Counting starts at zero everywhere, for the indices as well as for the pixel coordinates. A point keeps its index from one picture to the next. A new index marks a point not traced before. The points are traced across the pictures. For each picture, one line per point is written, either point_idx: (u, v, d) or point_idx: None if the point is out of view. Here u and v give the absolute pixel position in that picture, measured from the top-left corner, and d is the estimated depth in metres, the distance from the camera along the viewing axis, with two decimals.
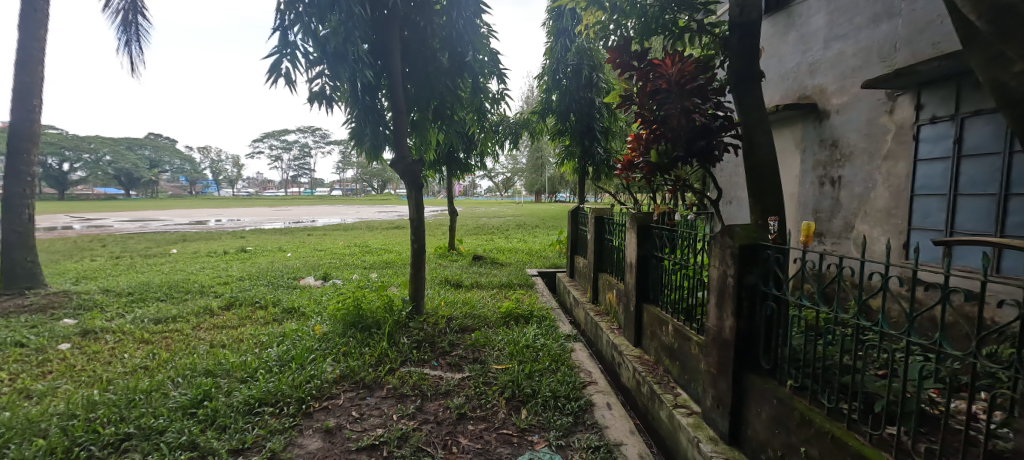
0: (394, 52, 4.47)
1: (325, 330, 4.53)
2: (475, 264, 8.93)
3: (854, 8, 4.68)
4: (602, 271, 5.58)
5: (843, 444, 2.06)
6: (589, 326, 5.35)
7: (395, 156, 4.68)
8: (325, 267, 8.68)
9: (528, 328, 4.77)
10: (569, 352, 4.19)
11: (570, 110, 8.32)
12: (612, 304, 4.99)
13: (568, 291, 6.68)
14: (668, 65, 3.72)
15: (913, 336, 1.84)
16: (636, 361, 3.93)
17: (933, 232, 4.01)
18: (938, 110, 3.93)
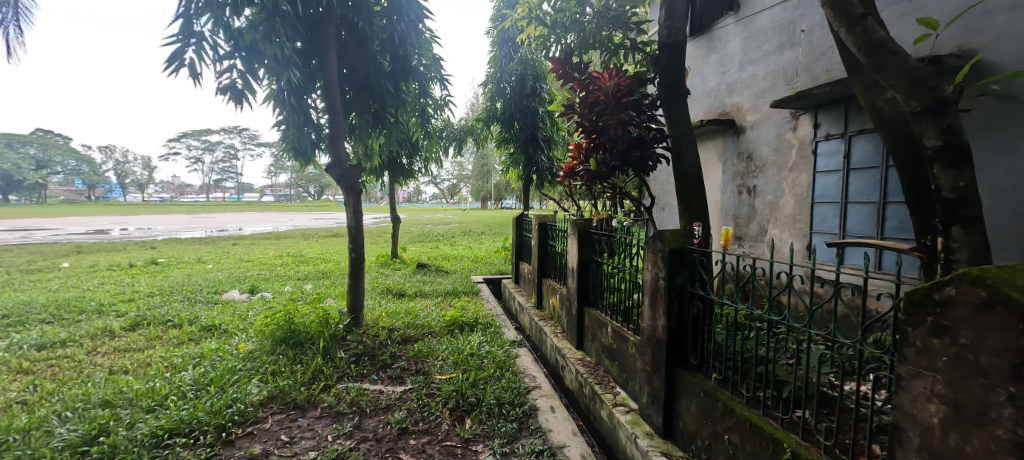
0: (332, 53, 4.37)
1: (251, 347, 4.26)
2: (420, 272, 8.81)
3: (763, 36, 5.20)
4: (546, 277, 5.72)
5: (758, 429, 2.27)
6: (533, 331, 5.46)
7: (331, 161, 4.53)
8: (252, 279, 8.16)
9: (472, 336, 4.77)
10: (513, 358, 4.25)
11: (514, 118, 8.48)
12: (555, 308, 5.13)
13: (512, 297, 6.77)
14: (606, 78, 3.85)
15: (813, 328, 2.08)
16: (578, 363, 4.06)
17: (831, 235, 4.52)
18: (831, 129, 4.45)
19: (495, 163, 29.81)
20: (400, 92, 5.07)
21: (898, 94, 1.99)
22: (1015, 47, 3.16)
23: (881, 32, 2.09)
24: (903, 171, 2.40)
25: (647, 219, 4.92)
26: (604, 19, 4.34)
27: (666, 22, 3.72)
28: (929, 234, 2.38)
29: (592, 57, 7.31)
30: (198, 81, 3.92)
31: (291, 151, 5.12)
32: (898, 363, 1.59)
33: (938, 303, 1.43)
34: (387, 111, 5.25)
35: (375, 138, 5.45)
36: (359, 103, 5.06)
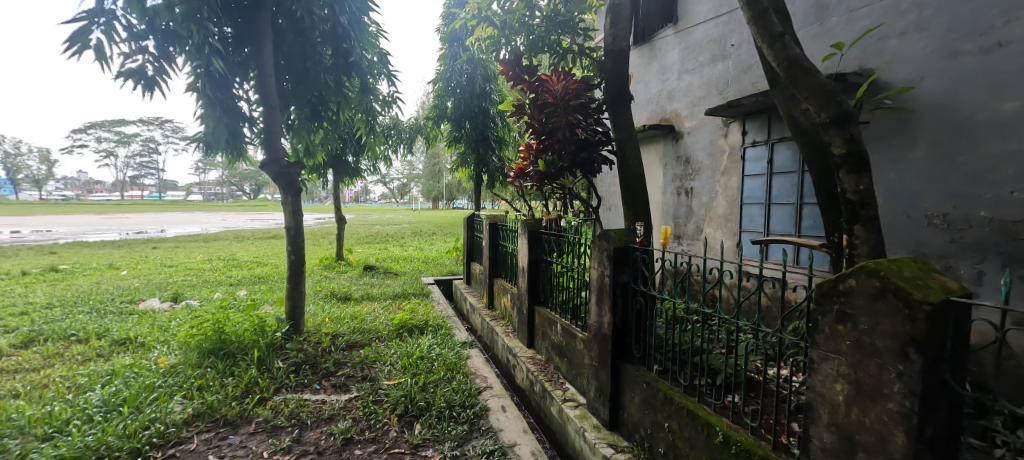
0: (268, 41, 4.17)
1: (174, 361, 3.96)
2: (367, 275, 8.57)
3: (699, 48, 5.55)
4: (497, 276, 5.76)
5: (694, 415, 2.42)
6: (485, 331, 5.49)
7: (267, 158, 4.32)
8: (175, 286, 7.57)
9: (422, 339, 4.72)
10: (464, 360, 4.26)
11: (465, 118, 8.48)
12: (507, 308, 5.19)
13: (464, 298, 6.77)
14: (554, 81, 3.96)
15: (742, 319, 2.26)
16: (529, 361, 4.14)
17: (757, 233, 4.90)
18: (756, 136, 4.83)
19: (446, 163, 29.54)
20: (344, 87, 4.89)
21: (811, 105, 2.21)
22: (905, 69, 3.58)
23: (796, 49, 2.31)
24: (816, 175, 2.66)
25: (594, 219, 5.09)
26: (553, 23, 4.46)
27: (612, 29, 3.89)
28: (838, 232, 2.65)
29: (542, 60, 7.45)
30: (104, 65, 3.60)
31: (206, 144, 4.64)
32: (811, 348, 1.76)
33: (843, 293, 1.60)
34: (328, 106, 5.05)
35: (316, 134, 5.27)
36: (298, 97, 4.87)
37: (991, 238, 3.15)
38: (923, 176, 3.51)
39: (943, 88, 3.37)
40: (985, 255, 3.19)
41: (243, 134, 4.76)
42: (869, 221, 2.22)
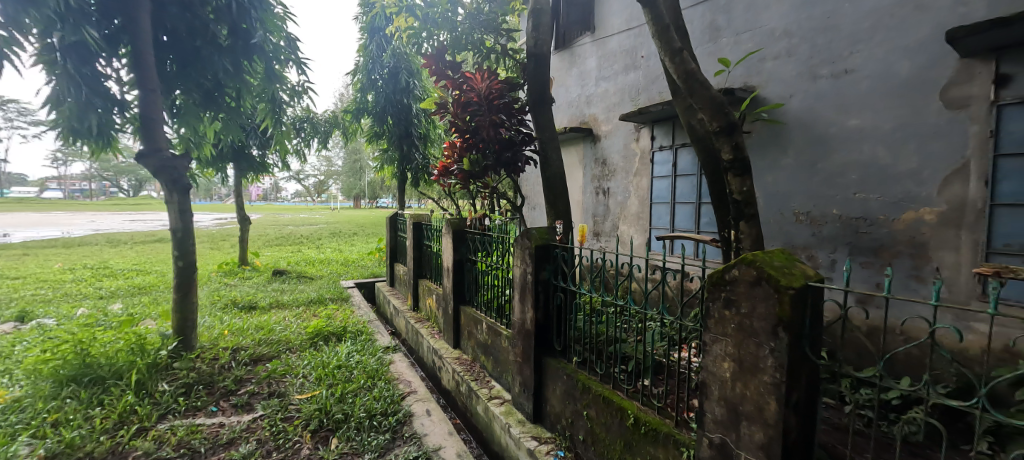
0: (145, 14, 3.74)
1: (16, 394, 3.28)
2: (277, 280, 7.97)
3: (613, 57, 5.90)
4: (421, 277, 5.67)
5: (609, 401, 2.60)
6: (409, 334, 5.38)
7: (144, 148, 3.83)
8: (23, 303, 6.41)
9: (339, 346, 4.52)
10: (387, 365, 4.15)
11: (387, 113, 8.23)
12: (432, 309, 5.13)
13: (387, 301, 6.57)
14: (478, 80, 3.97)
15: (650, 309, 2.46)
16: (454, 362, 4.13)
17: (664, 230, 5.33)
18: (663, 141, 5.25)
19: (367, 161, 28.38)
20: (244, 71, 4.47)
21: (704, 114, 2.49)
22: (778, 87, 4.11)
23: (692, 64, 2.58)
24: (710, 177, 2.98)
25: (518, 218, 5.20)
26: (476, 22, 4.49)
27: (534, 33, 4.02)
28: (727, 228, 2.99)
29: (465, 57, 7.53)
30: None
31: (70, 132, 3.99)
32: (704, 332, 1.98)
33: (727, 282, 1.82)
34: (226, 92, 4.61)
35: (209, 123, 4.77)
36: (187, 78, 4.40)
37: (841, 232, 3.73)
38: (792, 180, 4.05)
39: (805, 105, 3.92)
40: (837, 246, 3.77)
41: (114, 118, 4.20)
42: (751, 218, 2.55)
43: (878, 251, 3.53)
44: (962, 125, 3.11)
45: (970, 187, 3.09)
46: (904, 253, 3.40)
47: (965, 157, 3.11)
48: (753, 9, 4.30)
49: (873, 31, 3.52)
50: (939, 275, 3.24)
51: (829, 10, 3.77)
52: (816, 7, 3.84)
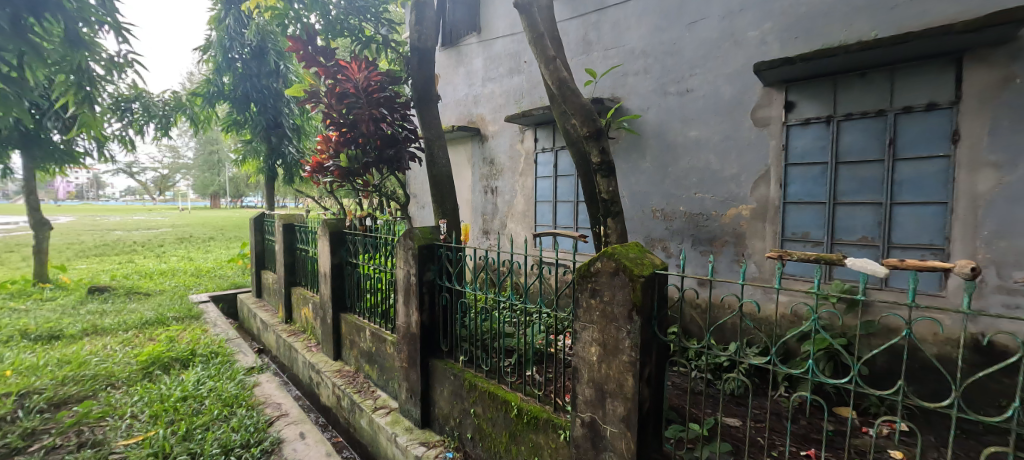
0: None
1: None
2: (97, 300, 6.59)
3: (498, 60, 6.06)
4: (295, 285, 5.20)
5: (494, 396, 2.68)
6: (280, 350, 4.90)
7: None
8: None
9: (186, 374, 3.93)
10: (250, 389, 3.73)
11: (250, 99, 7.32)
12: (308, 319, 4.74)
13: (253, 314, 5.90)
14: (355, 70, 3.77)
15: (531, 304, 2.61)
16: (334, 375, 3.87)
17: (547, 227, 5.64)
18: (546, 143, 5.54)
19: (227, 156, 25.07)
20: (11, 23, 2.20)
21: (577, 119, 2.74)
22: (639, 99, 4.62)
23: (564, 73, 2.78)
24: (583, 177, 3.25)
25: (404, 219, 5.06)
26: (352, 8, 4.27)
27: (417, 27, 3.95)
28: (598, 224, 3.29)
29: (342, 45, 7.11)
30: None
31: None
32: (575, 322, 2.16)
33: (593, 273, 2.02)
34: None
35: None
36: None
37: (686, 226, 4.34)
38: (649, 182, 4.59)
39: (659, 116, 4.47)
40: (683, 238, 4.38)
41: None
42: (617, 214, 2.86)
43: (713, 241, 4.19)
44: (767, 140, 3.84)
45: (772, 189, 3.84)
46: (730, 243, 4.09)
47: (767, 165, 3.86)
48: (618, 29, 4.77)
49: (706, 58, 4.14)
50: (751, 259, 3.98)
51: (675, 37, 4.34)
52: (666, 32, 4.40)
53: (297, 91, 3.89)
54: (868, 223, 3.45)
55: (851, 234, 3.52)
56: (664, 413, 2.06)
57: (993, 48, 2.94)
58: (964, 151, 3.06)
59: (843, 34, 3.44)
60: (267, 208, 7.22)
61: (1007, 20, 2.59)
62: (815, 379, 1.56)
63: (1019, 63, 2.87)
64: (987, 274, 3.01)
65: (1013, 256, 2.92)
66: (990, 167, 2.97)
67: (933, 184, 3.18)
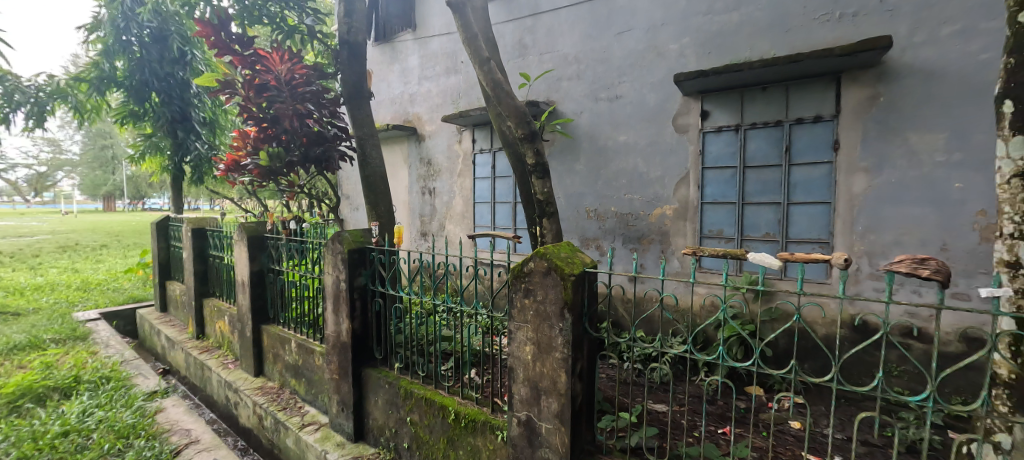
0: None
1: None
2: None
3: (435, 59, 5.95)
4: (209, 296, 4.75)
5: (431, 402, 2.61)
6: (191, 369, 4.45)
7: None
8: None
9: (69, 404, 3.42)
10: (152, 417, 3.33)
11: (147, 88, 5.74)
12: (224, 333, 4.35)
13: (158, 332, 5.30)
14: (276, 60, 3.50)
15: (467, 306, 2.59)
16: (255, 394, 3.58)
17: (486, 228, 5.62)
18: (483, 143, 5.53)
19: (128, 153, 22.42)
20: None
21: (512, 121, 2.76)
22: (572, 104, 4.74)
23: (498, 74, 2.79)
24: (519, 178, 3.27)
25: (335, 221, 4.80)
26: None
27: (346, 19, 3.76)
28: (534, 225, 3.32)
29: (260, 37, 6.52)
30: None
31: None
32: (511, 322, 2.18)
33: (526, 273, 2.06)
34: None
35: None
36: None
37: (617, 226, 4.51)
38: (583, 183, 4.72)
39: (591, 120, 4.61)
40: (615, 237, 4.55)
41: None
42: (552, 215, 2.90)
43: (641, 239, 4.39)
44: (686, 145, 4.10)
45: (691, 191, 4.10)
46: (656, 241, 4.31)
47: (687, 168, 4.11)
48: (552, 34, 4.86)
49: (633, 67, 4.34)
50: (674, 256, 4.23)
51: (605, 45, 4.50)
52: (597, 40, 4.55)
53: (209, 80, 3.53)
54: (769, 221, 3.79)
55: (757, 231, 3.85)
56: (595, 405, 2.16)
57: (865, 69, 3.35)
58: (842, 158, 3.47)
59: (748, 51, 3.76)
60: (173, 212, 6.47)
61: (874, 46, 3.01)
62: (723, 362, 1.81)
63: (884, 84, 3.30)
64: (862, 264, 3.44)
65: (882, 247, 3.36)
66: (863, 171, 3.40)
67: (821, 186, 3.57)
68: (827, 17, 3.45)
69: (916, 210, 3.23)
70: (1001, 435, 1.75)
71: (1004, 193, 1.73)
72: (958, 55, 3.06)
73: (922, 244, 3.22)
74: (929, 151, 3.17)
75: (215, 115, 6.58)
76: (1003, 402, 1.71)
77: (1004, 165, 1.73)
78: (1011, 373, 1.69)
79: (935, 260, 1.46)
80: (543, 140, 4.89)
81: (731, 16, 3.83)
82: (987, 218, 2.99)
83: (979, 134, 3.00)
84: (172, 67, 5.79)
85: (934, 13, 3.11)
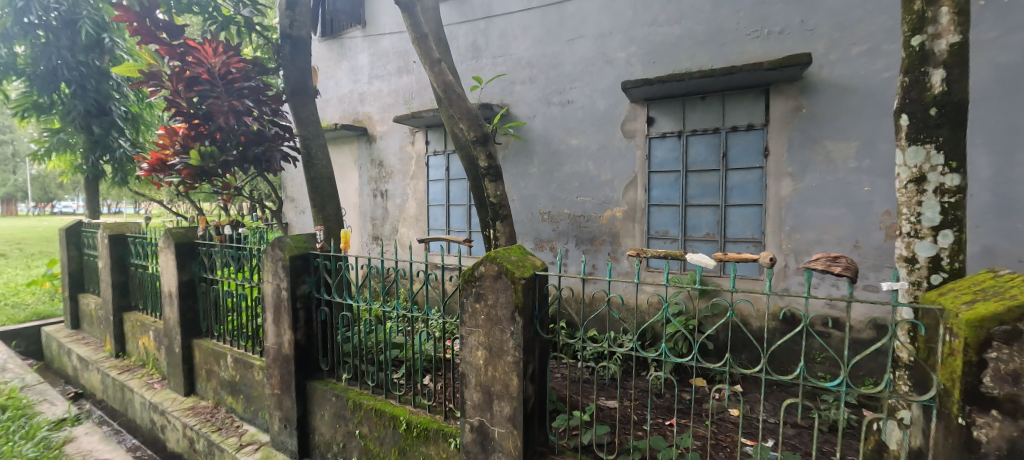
0: None
1: None
2: None
3: (386, 57, 5.78)
4: (130, 310, 4.35)
5: (381, 413, 2.49)
6: (110, 391, 4.04)
7: None
8: None
9: None
10: (60, 449, 2.98)
11: (53, 79, 5.14)
12: (149, 350, 3.99)
13: (70, 352, 4.78)
14: (209, 52, 3.23)
15: (418, 312, 2.52)
16: (185, 415, 3.29)
17: (440, 231, 5.52)
18: (437, 145, 5.43)
19: None
20: None
21: (464, 123, 2.72)
22: (525, 107, 4.75)
23: (449, 76, 2.74)
24: (472, 181, 3.22)
25: (279, 226, 4.53)
26: None
27: (288, 12, 3.56)
28: (488, 228, 3.28)
29: (192, 28, 5.98)
30: None
31: None
32: (462, 328, 2.13)
33: (477, 277, 2.02)
34: None
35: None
36: None
37: (570, 227, 4.56)
38: (536, 186, 4.74)
39: (543, 124, 4.64)
40: (568, 239, 4.59)
41: None
42: (505, 218, 2.87)
43: (593, 241, 4.46)
44: (633, 150, 4.21)
45: (639, 194, 4.22)
46: (607, 242, 4.39)
47: (634, 172, 4.22)
48: (505, 38, 4.85)
49: (583, 73, 4.41)
50: (622, 256, 4.33)
51: (556, 51, 4.55)
52: (548, 46, 4.59)
53: (130, 70, 3.22)
54: (710, 222, 3.96)
55: (698, 231, 4.01)
56: (547, 407, 2.15)
57: (789, 83, 3.58)
58: (771, 164, 3.69)
59: (688, 62, 3.92)
60: (86, 215, 5.82)
61: (795, 62, 3.23)
62: (667, 359, 1.90)
63: (806, 97, 3.54)
64: (789, 261, 3.67)
65: (805, 245, 3.60)
66: (789, 176, 3.63)
67: (754, 189, 3.78)
68: (757, 33, 3.67)
69: (833, 211, 3.48)
70: (904, 411, 1.97)
71: (901, 197, 1.93)
72: (867, 73, 3.33)
73: (839, 242, 3.48)
74: (843, 159, 3.43)
75: (140, 110, 5.92)
76: (905, 381, 1.93)
77: (903, 172, 1.92)
78: (910, 355, 1.90)
79: (846, 258, 1.58)
80: (496, 143, 4.87)
81: (674, 28, 3.98)
82: (892, 218, 3.27)
83: (884, 144, 3.29)
84: (86, 55, 5.23)
85: (847, 34, 3.38)
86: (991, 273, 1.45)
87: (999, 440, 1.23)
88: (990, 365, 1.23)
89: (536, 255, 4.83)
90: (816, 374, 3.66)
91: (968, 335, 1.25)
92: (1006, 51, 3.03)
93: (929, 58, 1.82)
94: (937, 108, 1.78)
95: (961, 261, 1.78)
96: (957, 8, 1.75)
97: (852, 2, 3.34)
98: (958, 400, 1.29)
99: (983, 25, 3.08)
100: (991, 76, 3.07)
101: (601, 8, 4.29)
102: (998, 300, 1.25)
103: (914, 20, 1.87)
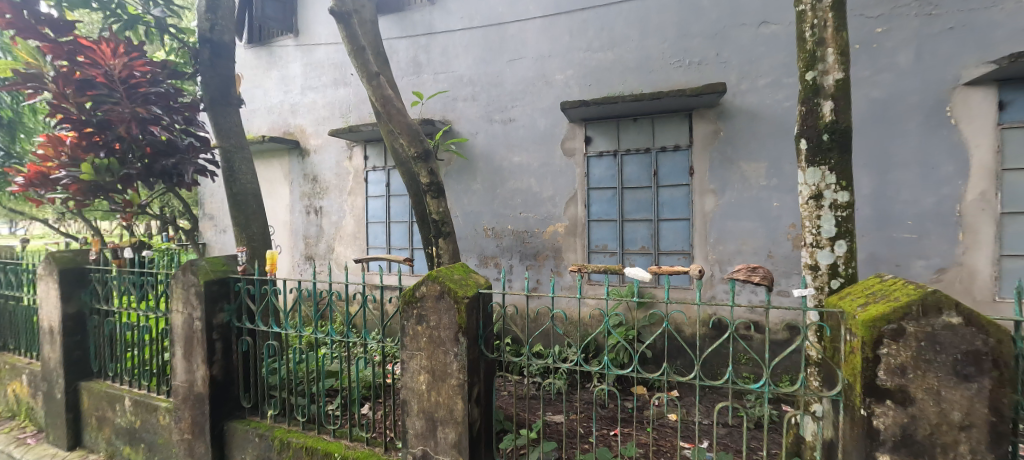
0: None
1: None
2: None
3: (321, 69, 5.51)
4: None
5: (313, 451, 2.25)
6: None
7: None
8: None
9: None
10: None
11: None
12: (23, 397, 3.39)
13: None
14: (106, 53, 2.86)
15: (354, 337, 2.32)
16: None
17: (380, 248, 5.28)
18: (377, 161, 5.23)
19: None
20: None
21: (403, 138, 2.61)
22: (464, 124, 4.71)
23: (388, 90, 2.63)
24: (413, 198, 3.10)
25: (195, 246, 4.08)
26: None
27: (207, 15, 3.26)
28: (431, 245, 3.15)
29: (85, 25, 5.26)
30: None
31: None
32: (403, 352, 1.98)
33: (418, 298, 1.90)
34: None
35: None
36: None
37: (513, 243, 4.53)
38: (479, 202, 4.67)
39: (483, 141, 4.61)
40: (512, 254, 4.55)
41: None
42: (448, 235, 2.76)
43: (536, 256, 4.45)
44: (573, 168, 4.28)
45: (580, 209, 4.28)
46: (550, 256, 4.39)
47: (575, 188, 4.28)
48: (446, 55, 4.80)
49: (524, 93, 4.45)
50: (565, 271, 4.34)
51: (497, 70, 4.56)
52: (489, 65, 4.59)
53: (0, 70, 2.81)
54: (645, 236, 4.08)
55: (634, 245, 4.12)
56: (493, 428, 2.04)
57: (708, 108, 3.82)
58: (697, 180, 3.88)
59: (620, 86, 4.08)
60: None
61: (712, 90, 3.44)
62: (609, 372, 1.82)
63: (722, 121, 3.79)
64: (715, 271, 3.86)
65: (727, 256, 3.80)
66: (712, 193, 3.83)
67: (683, 204, 3.95)
68: (678, 63, 3.89)
69: (752, 224, 3.71)
70: (816, 404, 2.06)
71: (803, 211, 2.05)
72: (771, 102, 3.63)
73: (755, 252, 3.72)
74: (756, 177, 3.69)
75: (15, 116, 5.05)
76: (815, 379, 2.00)
77: (803, 189, 2.04)
78: (819, 354, 1.97)
79: (763, 268, 1.66)
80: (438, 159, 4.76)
81: (605, 54, 4.13)
82: (798, 229, 3.56)
83: (788, 165, 3.59)
84: None
85: (754, 67, 3.68)
86: (878, 277, 1.56)
87: (894, 427, 1.30)
88: (882, 360, 1.30)
89: (480, 271, 4.73)
90: (742, 375, 3.85)
91: (864, 334, 1.31)
92: (877, 87, 3.41)
93: (820, 91, 1.98)
94: (828, 134, 1.94)
95: (854, 267, 1.92)
96: (840, 50, 1.95)
97: (758, 38, 3.65)
98: (859, 393, 1.34)
99: (861, 64, 3.47)
100: (868, 108, 3.44)
101: (538, 32, 4.37)
102: (886, 301, 1.34)
103: (806, 58, 2.04)
